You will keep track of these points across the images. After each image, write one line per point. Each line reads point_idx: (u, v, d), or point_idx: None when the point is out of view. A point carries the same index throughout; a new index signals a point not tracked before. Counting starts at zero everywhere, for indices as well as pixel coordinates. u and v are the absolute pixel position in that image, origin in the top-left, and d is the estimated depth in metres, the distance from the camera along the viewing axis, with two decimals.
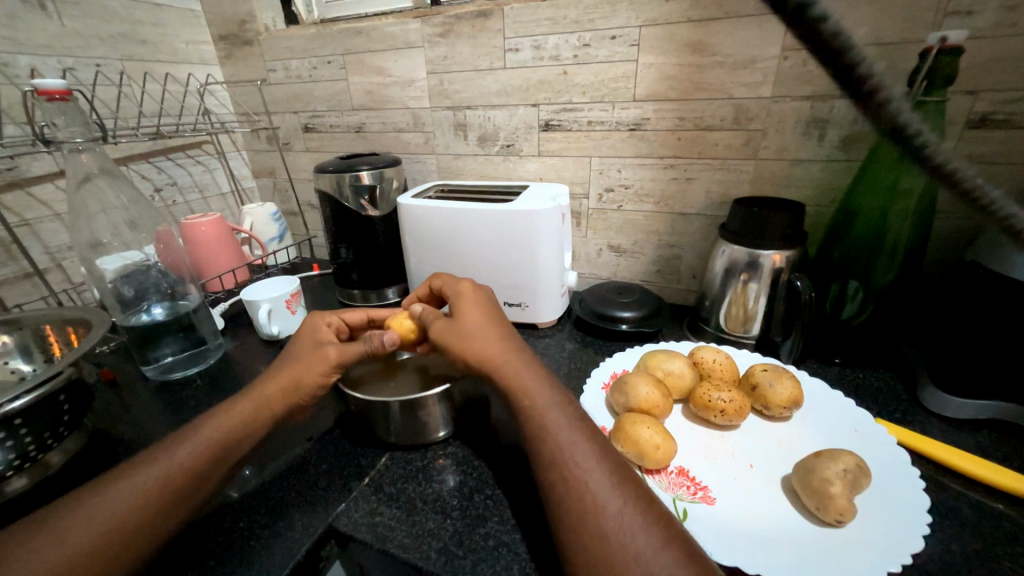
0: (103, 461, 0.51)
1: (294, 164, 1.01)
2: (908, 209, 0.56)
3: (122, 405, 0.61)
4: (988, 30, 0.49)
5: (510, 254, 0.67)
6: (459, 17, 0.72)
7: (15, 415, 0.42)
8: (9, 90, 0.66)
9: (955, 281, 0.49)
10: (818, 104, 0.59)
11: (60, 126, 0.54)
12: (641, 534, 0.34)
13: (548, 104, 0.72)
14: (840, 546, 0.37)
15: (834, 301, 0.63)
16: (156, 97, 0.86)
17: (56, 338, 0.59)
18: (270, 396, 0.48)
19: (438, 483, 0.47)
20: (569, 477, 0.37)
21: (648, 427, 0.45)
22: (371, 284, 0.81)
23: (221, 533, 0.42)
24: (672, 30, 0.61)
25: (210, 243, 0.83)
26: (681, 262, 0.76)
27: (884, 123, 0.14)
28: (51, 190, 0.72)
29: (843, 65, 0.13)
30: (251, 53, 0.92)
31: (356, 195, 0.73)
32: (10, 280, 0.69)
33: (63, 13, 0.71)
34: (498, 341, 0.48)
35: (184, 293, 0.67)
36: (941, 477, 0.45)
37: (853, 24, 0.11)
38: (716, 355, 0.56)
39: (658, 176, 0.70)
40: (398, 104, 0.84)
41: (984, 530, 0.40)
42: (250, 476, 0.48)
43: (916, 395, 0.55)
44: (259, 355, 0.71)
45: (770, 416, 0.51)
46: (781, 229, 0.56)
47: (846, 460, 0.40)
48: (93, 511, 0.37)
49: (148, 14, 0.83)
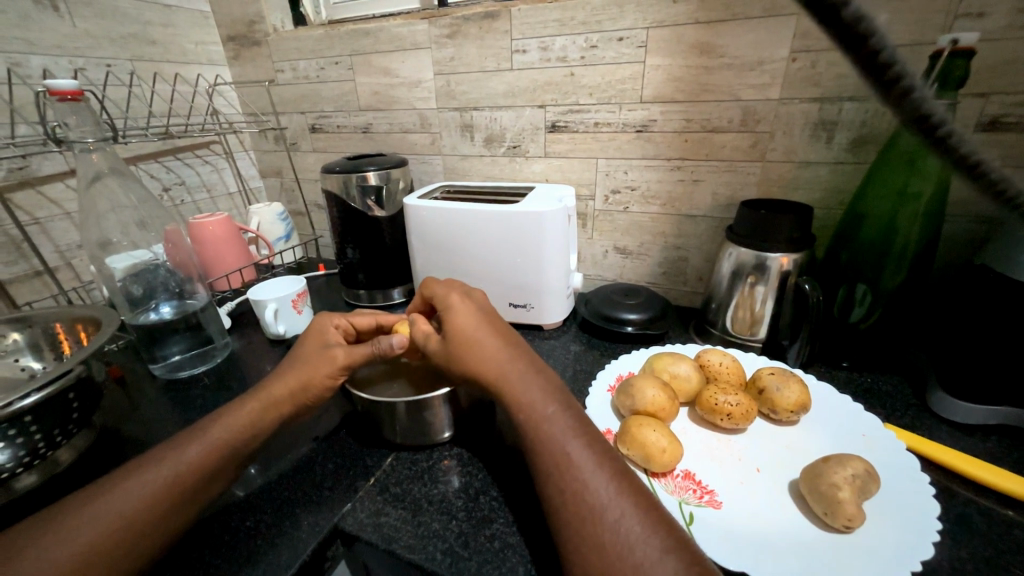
0: (111, 458, 0.52)
1: (301, 164, 1.02)
2: (917, 212, 0.55)
3: (130, 403, 0.61)
4: (1001, 31, 0.49)
5: (516, 255, 0.67)
6: (467, 18, 0.72)
7: (26, 412, 0.43)
8: (21, 90, 0.67)
9: (965, 285, 0.48)
10: (827, 106, 0.58)
11: (72, 126, 0.55)
12: (642, 544, 0.34)
13: (555, 105, 0.72)
14: (848, 552, 0.37)
15: (842, 305, 0.63)
16: (165, 97, 0.87)
17: (65, 336, 0.60)
18: (276, 397, 0.48)
19: (443, 483, 0.47)
20: (570, 485, 0.37)
21: (654, 430, 0.45)
22: (377, 285, 0.81)
23: (227, 532, 0.43)
24: (680, 32, 0.61)
25: (217, 242, 0.84)
26: (687, 264, 0.76)
27: (909, 112, 0.14)
28: (61, 189, 0.73)
29: (866, 56, 0.12)
30: (259, 53, 0.93)
31: (363, 195, 0.74)
32: (20, 278, 0.70)
33: (75, 14, 0.72)
34: (503, 345, 0.48)
35: (191, 292, 0.68)
36: (950, 483, 0.45)
37: (877, 11, 0.11)
38: (722, 357, 0.55)
39: (665, 177, 0.70)
40: (404, 105, 0.84)
41: (995, 537, 0.40)
42: (256, 475, 0.48)
43: (925, 399, 0.55)
44: (265, 354, 0.71)
45: (776, 420, 0.51)
46: (788, 232, 0.55)
47: (854, 465, 0.39)
48: (101, 509, 0.37)
49: (158, 15, 0.83)
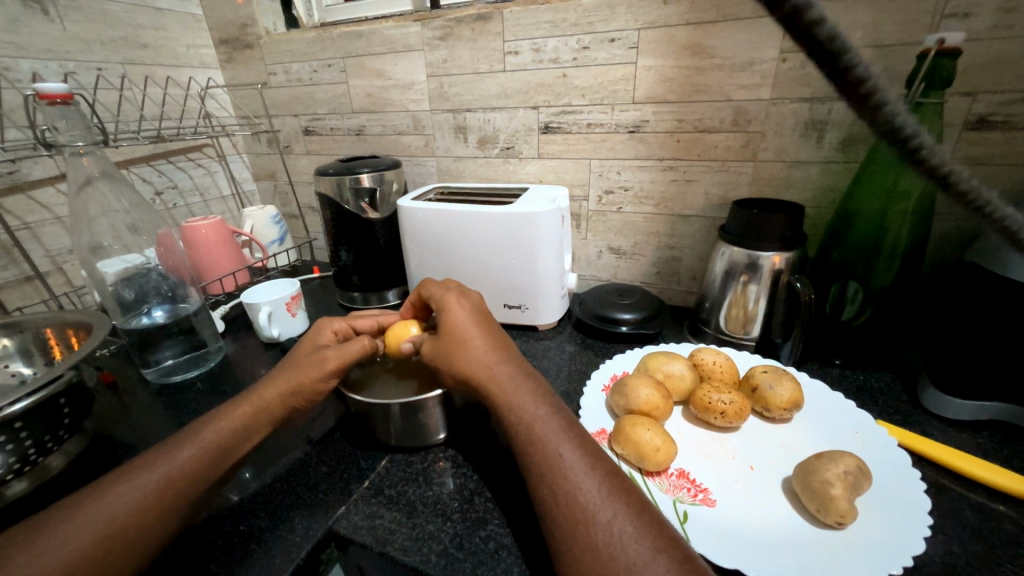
0: (103, 463, 0.52)
1: (294, 166, 1.01)
2: (907, 210, 0.56)
3: (124, 408, 0.61)
4: (987, 31, 0.49)
5: (511, 256, 0.67)
6: (459, 20, 0.72)
7: (16, 418, 0.42)
8: (10, 94, 0.67)
9: (955, 282, 0.49)
10: (817, 105, 0.59)
11: (62, 130, 0.54)
12: (633, 544, 0.34)
13: (548, 106, 0.73)
14: (841, 548, 0.37)
15: (834, 303, 0.63)
16: (157, 101, 0.87)
17: (56, 341, 0.59)
18: (266, 401, 0.48)
19: (437, 485, 0.47)
20: (562, 486, 0.37)
21: (649, 429, 0.45)
22: (371, 286, 0.81)
23: (221, 536, 0.42)
24: (672, 32, 0.62)
25: (210, 244, 0.84)
26: (681, 264, 0.76)
27: (880, 127, 0.14)
28: (52, 194, 0.73)
29: (839, 69, 0.12)
30: (252, 56, 0.92)
31: (356, 197, 0.73)
32: (10, 283, 0.70)
33: (64, 17, 0.71)
34: (492, 350, 0.48)
35: (184, 296, 0.67)
36: (941, 478, 0.45)
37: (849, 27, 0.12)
38: (716, 356, 0.56)
39: (658, 177, 0.71)
40: (398, 107, 0.84)
41: (985, 531, 0.40)
42: (250, 478, 0.48)
43: (916, 396, 0.55)
44: (260, 357, 0.71)
45: (770, 418, 0.51)
46: (780, 231, 0.56)
47: (846, 462, 0.40)
48: (92, 513, 0.37)
49: (149, 18, 0.83)
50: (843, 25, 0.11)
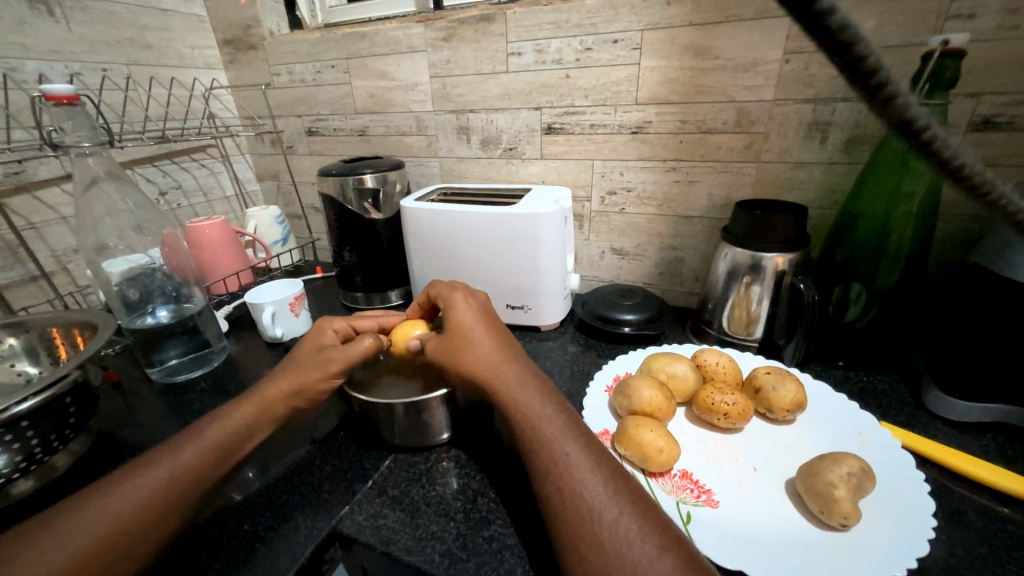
0: (108, 462, 0.52)
1: (297, 167, 1.02)
2: (911, 211, 0.56)
3: (128, 407, 0.61)
4: (991, 32, 0.49)
5: (513, 257, 0.67)
6: (462, 21, 0.72)
7: (23, 417, 0.42)
8: (17, 95, 0.67)
9: (959, 282, 0.49)
10: (820, 107, 0.59)
11: (68, 131, 0.55)
12: (638, 542, 0.34)
13: (551, 107, 0.73)
14: (844, 549, 0.37)
15: (837, 304, 0.63)
16: (161, 101, 0.87)
17: (62, 341, 0.60)
18: (269, 399, 0.49)
19: (441, 485, 0.47)
20: (567, 485, 0.37)
21: (651, 430, 0.45)
22: (373, 286, 0.81)
23: (226, 535, 0.42)
24: (675, 33, 0.62)
25: (214, 244, 0.84)
26: (683, 265, 0.76)
27: (892, 119, 0.14)
28: (57, 194, 0.73)
29: (850, 60, 0.12)
30: (255, 57, 0.93)
31: (359, 198, 0.74)
32: (16, 283, 0.70)
33: (71, 19, 0.72)
34: (497, 350, 0.48)
35: (188, 296, 0.68)
36: (944, 480, 0.45)
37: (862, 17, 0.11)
38: (719, 357, 0.56)
39: (660, 178, 0.71)
40: (400, 107, 0.84)
41: (989, 534, 0.40)
42: (253, 478, 0.48)
43: (919, 397, 0.55)
44: (263, 357, 0.71)
45: (773, 419, 0.51)
46: (783, 232, 0.56)
47: (850, 463, 0.40)
48: (96, 511, 0.37)
49: (154, 19, 0.84)
50: (854, 16, 0.11)
